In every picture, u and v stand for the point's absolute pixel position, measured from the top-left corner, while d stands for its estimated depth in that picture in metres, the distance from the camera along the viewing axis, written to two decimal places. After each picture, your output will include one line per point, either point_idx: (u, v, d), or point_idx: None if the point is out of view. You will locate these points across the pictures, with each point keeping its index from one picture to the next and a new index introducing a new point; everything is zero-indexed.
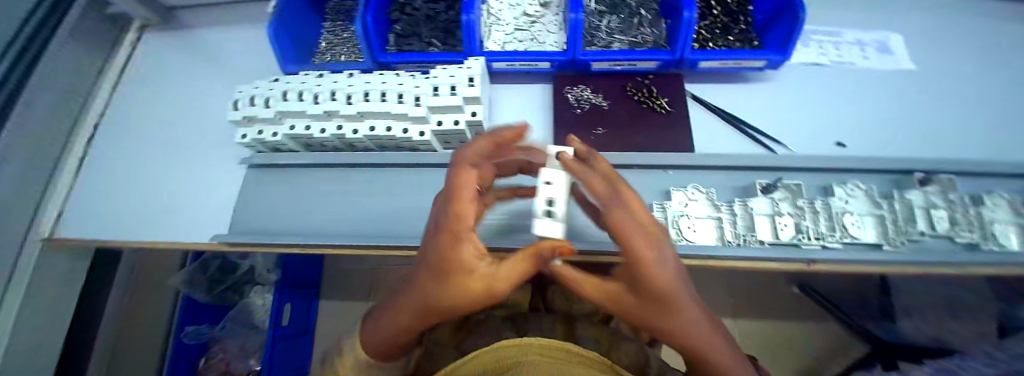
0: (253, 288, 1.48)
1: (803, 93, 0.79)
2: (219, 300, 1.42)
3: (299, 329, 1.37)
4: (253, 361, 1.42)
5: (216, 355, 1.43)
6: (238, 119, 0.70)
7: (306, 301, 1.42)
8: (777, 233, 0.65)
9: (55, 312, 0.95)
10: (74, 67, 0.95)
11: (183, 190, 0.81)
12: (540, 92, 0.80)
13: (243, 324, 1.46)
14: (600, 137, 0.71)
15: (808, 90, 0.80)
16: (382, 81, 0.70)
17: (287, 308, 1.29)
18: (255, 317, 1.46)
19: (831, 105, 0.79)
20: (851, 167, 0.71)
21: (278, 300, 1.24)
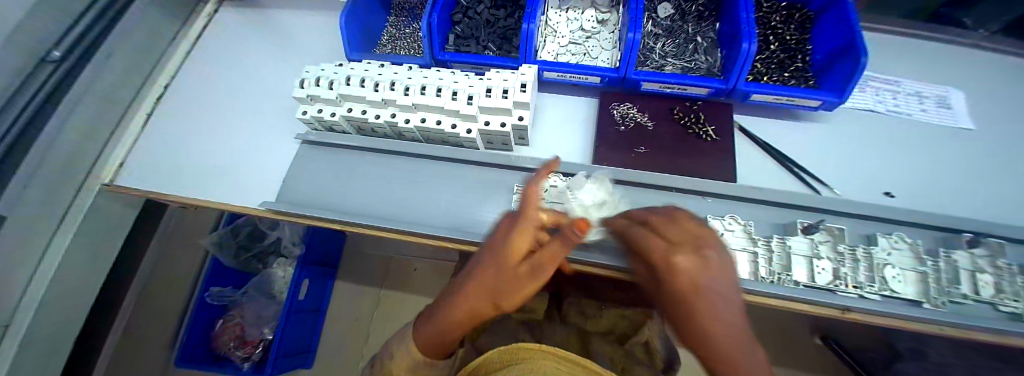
0: (277, 259, 1.57)
1: (853, 139, 0.78)
2: (244, 267, 1.51)
3: (314, 303, 1.41)
4: (266, 329, 1.48)
5: (232, 318, 1.49)
6: (302, 97, 0.75)
7: (324, 278, 1.47)
8: (815, 276, 0.64)
9: (102, 252, 1.02)
10: (154, 32, 1.04)
11: (238, 155, 0.86)
12: (586, 105, 0.82)
13: (261, 292, 1.52)
14: (642, 156, 0.72)
15: (858, 136, 0.79)
16: (439, 78, 0.74)
17: (305, 283, 1.34)
18: (273, 286, 1.53)
19: (881, 153, 0.77)
20: (897, 218, 0.69)
21: (300, 274, 1.29)
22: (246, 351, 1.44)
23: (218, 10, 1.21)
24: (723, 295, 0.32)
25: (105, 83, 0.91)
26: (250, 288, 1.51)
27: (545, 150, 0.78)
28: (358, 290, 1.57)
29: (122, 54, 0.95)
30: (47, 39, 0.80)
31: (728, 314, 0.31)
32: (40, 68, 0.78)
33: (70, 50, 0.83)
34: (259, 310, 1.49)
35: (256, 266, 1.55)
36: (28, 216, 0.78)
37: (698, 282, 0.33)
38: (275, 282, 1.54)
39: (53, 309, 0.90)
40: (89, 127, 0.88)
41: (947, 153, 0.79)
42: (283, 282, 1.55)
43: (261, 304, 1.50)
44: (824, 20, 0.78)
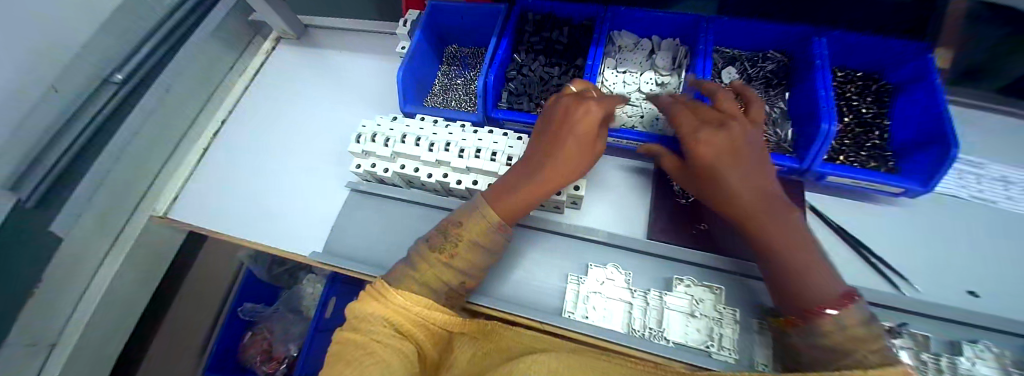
0: (307, 275, 1.57)
1: (932, 226, 0.72)
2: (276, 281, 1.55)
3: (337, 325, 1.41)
4: (292, 346, 1.48)
5: (261, 333, 1.49)
6: (357, 152, 0.76)
7: (349, 300, 1.47)
8: None
9: (151, 275, 1.08)
10: (207, 64, 1.10)
11: (291, 198, 0.88)
12: (641, 171, 0.79)
13: (290, 308, 1.54)
14: (704, 234, 0.69)
15: (937, 223, 0.72)
16: (494, 140, 0.73)
17: (332, 303, 1.37)
18: (300, 302, 1.52)
19: (969, 241, 0.70)
20: (986, 325, 0.61)
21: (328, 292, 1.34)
22: (270, 367, 1.44)
23: (275, 47, 1.24)
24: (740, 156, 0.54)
25: (159, 118, 0.99)
26: (281, 305, 1.54)
27: (596, 218, 0.75)
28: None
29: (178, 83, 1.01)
30: (111, 63, 0.94)
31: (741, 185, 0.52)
32: (101, 88, 0.93)
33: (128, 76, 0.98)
34: (286, 326, 1.49)
35: (288, 280, 1.58)
36: (78, 242, 0.86)
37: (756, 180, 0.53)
38: (303, 298, 1.53)
39: (102, 328, 0.96)
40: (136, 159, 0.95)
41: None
42: (311, 298, 1.53)
43: (287, 320, 1.51)
44: (908, 95, 0.73)
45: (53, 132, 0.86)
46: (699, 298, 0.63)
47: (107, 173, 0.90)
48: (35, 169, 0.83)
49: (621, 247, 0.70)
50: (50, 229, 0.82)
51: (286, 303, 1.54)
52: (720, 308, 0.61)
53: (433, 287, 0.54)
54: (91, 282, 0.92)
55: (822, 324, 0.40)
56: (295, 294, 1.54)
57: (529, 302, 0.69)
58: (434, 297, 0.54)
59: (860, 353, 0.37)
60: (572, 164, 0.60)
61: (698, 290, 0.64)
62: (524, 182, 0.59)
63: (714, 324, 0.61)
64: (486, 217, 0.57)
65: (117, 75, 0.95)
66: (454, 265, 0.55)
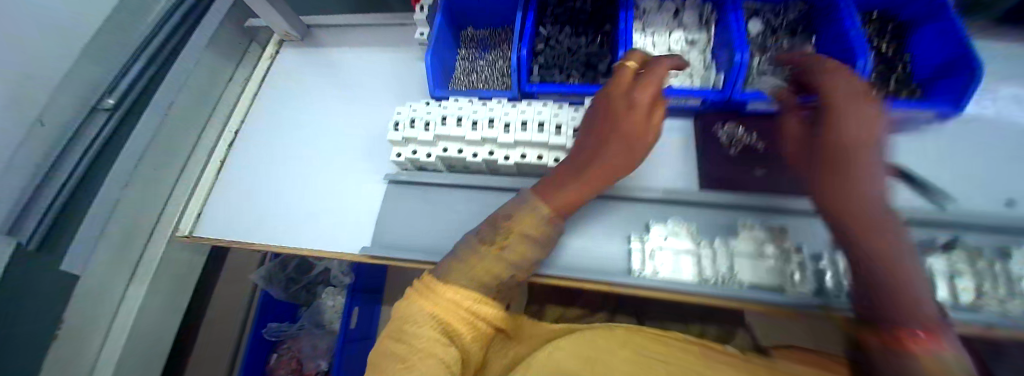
0: (326, 289, 1.54)
1: (960, 147, 0.75)
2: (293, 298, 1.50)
3: (363, 333, 1.39)
4: (322, 361, 1.45)
5: (288, 352, 1.47)
6: (398, 140, 0.75)
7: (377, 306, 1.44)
8: (957, 294, 0.62)
9: (174, 297, 1.06)
10: (210, 77, 1.07)
11: (329, 200, 0.86)
12: (680, 128, 0.79)
13: (314, 323, 1.50)
14: (757, 179, 0.70)
15: (964, 143, 0.76)
16: (537, 112, 0.73)
17: (355, 312, 1.36)
18: (323, 317, 1.50)
19: (997, 156, 0.74)
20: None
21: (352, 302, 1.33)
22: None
23: (279, 49, 1.18)
24: (849, 128, 0.52)
25: (167, 135, 0.95)
26: (306, 321, 1.50)
27: (647, 177, 0.75)
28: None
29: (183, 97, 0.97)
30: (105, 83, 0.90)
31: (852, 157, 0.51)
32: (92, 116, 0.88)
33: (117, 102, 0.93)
34: (313, 342, 1.46)
35: (306, 297, 1.53)
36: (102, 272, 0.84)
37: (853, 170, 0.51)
38: (325, 312, 1.51)
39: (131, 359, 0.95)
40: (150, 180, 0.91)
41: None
42: (333, 311, 1.51)
43: (317, 336, 1.48)
44: (921, 30, 0.76)
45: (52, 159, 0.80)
46: (762, 240, 0.64)
47: (121, 195, 0.85)
48: (40, 197, 0.78)
49: (677, 202, 0.70)
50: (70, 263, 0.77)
51: (310, 318, 1.50)
52: (784, 245, 0.63)
53: (484, 281, 0.53)
54: (118, 309, 0.90)
55: (886, 288, 0.42)
56: (317, 308, 1.52)
57: (593, 267, 0.69)
58: (484, 290, 0.53)
59: (920, 322, 0.38)
60: (620, 162, 0.59)
61: (760, 232, 0.65)
62: (573, 179, 0.59)
63: (784, 262, 0.62)
64: (534, 209, 0.57)
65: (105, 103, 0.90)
66: (506, 255, 0.54)
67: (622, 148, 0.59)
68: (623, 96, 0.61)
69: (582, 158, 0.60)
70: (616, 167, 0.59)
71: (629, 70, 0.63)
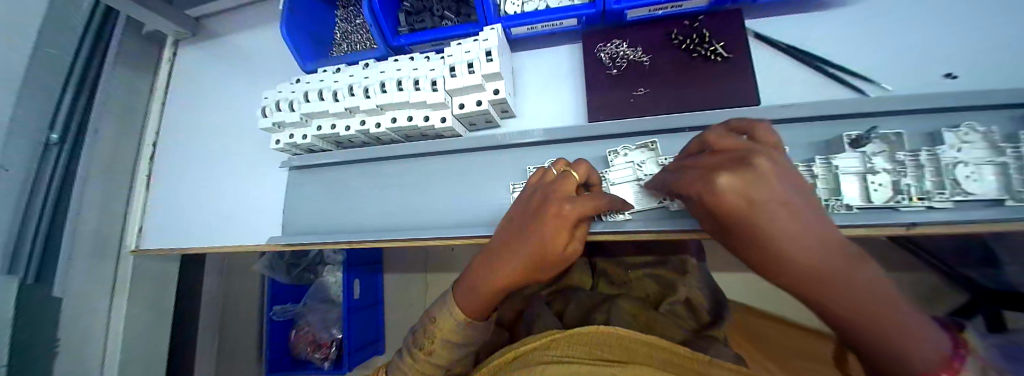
0: (325, 267, 1.50)
1: (898, 17, 0.65)
2: (298, 281, 1.48)
3: (368, 301, 1.45)
4: (335, 329, 1.43)
5: (303, 327, 1.46)
6: (269, 126, 0.72)
7: (371, 275, 1.50)
8: (870, 195, 0.56)
9: (160, 303, 1.09)
10: (127, 95, 1.02)
11: (241, 196, 0.88)
12: (566, 54, 0.69)
13: (320, 299, 1.48)
14: (642, 99, 0.61)
15: (903, 11, 0.65)
16: (397, 68, 0.66)
17: (357, 283, 1.39)
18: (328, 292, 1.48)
19: (934, 24, 0.63)
20: (956, 105, 0.56)
21: (348, 276, 1.34)
22: (323, 353, 1.40)
23: (177, 50, 1.12)
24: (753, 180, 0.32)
25: (103, 160, 0.96)
26: (310, 299, 1.47)
27: (530, 118, 0.69)
28: (407, 281, 1.59)
29: (105, 122, 0.95)
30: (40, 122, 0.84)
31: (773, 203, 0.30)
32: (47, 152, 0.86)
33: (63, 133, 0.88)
34: (323, 315, 1.44)
35: (309, 277, 1.51)
36: (85, 294, 0.92)
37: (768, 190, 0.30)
38: (330, 287, 1.49)
39: (136, 364, 1.04)
40: (102, 202, 0.96)
41: None
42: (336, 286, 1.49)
43: (324, 310, 1.46)
44: None
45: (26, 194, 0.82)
46: (640, 163, 0.59)
47: (75, 229, 0.90)
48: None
49: (560, 141, 0.64)
50: (50, 290, 0.85)
51: (313, 295, 1.48)
52: (662, 161, 0.57)
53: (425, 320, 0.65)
54: (109, 324, 0.97)
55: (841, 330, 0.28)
56: (320, 285, 1.50)
57: (484, 222, 0.67)
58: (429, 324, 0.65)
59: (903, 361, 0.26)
60: (530, 263, 0.50)
61: (637, 153, 0.59)
62: (488, 279, 0.52)
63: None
64: (453, 314, 0.55)
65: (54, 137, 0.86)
66: (433, 360, 0.57)
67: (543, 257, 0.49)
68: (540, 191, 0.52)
69: (497, 258, 0.53)
70: (531, 265, 0.50)
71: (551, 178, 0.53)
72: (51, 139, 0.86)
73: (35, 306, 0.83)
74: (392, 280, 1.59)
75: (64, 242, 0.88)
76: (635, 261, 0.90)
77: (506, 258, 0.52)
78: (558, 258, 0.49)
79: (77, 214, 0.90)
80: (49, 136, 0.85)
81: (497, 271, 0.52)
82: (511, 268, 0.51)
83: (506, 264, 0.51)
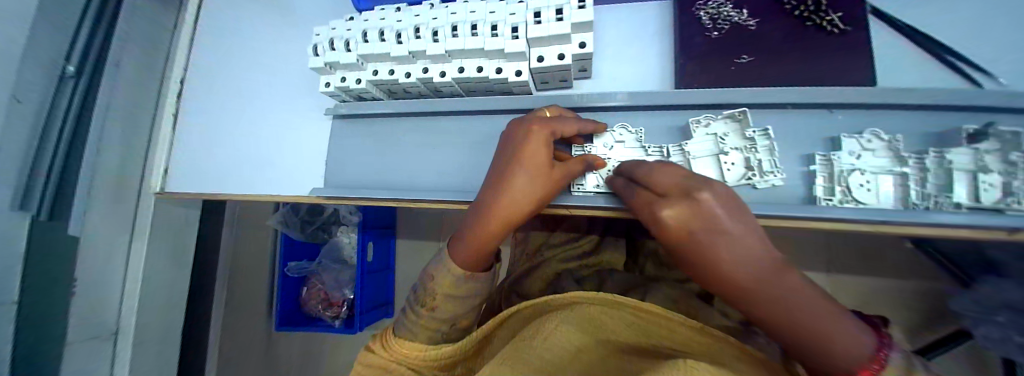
0: (339, 228, 1.47)
1: None
2: (311, 239, 1.44)
3: (381, 264, 1.44)
4: (347, 290, 1.41)
5: (315, 284, 1.44)
6: (321, 66, 0.66)
7: (385, 240, 1.47)
8: (979, 195, 0.52)
9: (179, 249, 1.06)
10: (152, 27, 0.94)
11: (277, 143, 0.83)
12: (657, 13, 0.63)
13: (333, 259, 1.46)
14: (745, 68, 0.55)
15: None
16: (470, 11, 0.60)
17: (371, 246, 1.36)
18: (343, 253, 1.45)
19: None
20: None
21: (364, 238, 1.29)
22: (333, 311, 1.38)
23: None
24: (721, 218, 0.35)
25: (126, 96, 0.89)
26: (323, 257, 1.45)
27: (606, 81, 0.63)
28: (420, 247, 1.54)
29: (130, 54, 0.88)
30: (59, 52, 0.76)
31: (738, 243, 0.35)
32: (62, 85, 0.77)
33: (80, 63, 0.80)
34: (336, 275, 1.42)
35: (324, 236, 1.48)
36: (103, 236, 0.87)
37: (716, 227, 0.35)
38: (343, 248, 1.46)
39: (154, 311, 1.01)
40: (125, 140, 0.90)
41: None
42: (350, 248, 1.47)
43: (336, 270, 1.43)
44: None
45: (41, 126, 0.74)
46: (723, 135, 0.56)
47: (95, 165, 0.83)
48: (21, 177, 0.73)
49: (642, 108, 0.59)
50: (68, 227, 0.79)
51: (327, 254, 1.45)
52: (749, 135, 0.54)
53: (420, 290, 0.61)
54: (128, 265, 0.94)
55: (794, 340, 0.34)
56: (334, 245, 1.47)
57: None
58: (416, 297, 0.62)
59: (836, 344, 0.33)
60: (501, 214, 0.51)
61: (722, 124, 0.55)
62: (466, 227, 0.55)
63: (746, 154, 0.55)
64: (448, 270, 0.56)
65: (70, 68, 0.78)
66: (435, 316, 0.57)
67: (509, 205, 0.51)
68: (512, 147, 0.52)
69: (473, 214, 0.54)
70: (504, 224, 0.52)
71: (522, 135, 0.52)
72: (67, 71, 0.77)
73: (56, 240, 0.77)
74: (404, 246, 1.56)
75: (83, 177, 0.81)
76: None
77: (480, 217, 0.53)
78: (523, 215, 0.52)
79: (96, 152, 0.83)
80: (65, 68, 0.77)
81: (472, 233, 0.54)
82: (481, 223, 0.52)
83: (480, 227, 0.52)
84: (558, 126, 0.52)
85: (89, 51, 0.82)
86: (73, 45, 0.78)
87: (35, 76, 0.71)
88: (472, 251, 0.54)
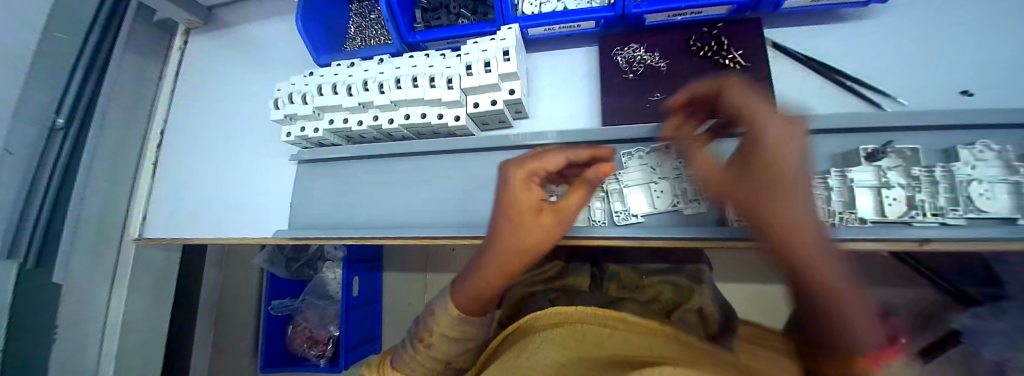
0: (324, 263, 1.47)
1: (915, 32, 0.65)
2: (296, 276, 1.45)
3: (367, 299, 1.43)
4: (332, 327, 1.41)
5: (300, 322, 1.44)
6: (281, 118, 0.72)
7: (371, 273, 1.48)
8: (884, 209, 0.55)
9: (162, 292, 1.08)
10: (138, 83, 1.01)
11: (248, 188, 0.87)
12: (583, 57, 0.70)
13: (318, 295, 1.46)
14: (658, 104, 0.61)
15: (921, 27, 0.65)
16: (413, 65, 0.66)
17: (356, 281, 1.36)
18: (327, 289, 1.45)
19: (951, 42, 0.63)
20: (993, 121, 0.53)
21: (348, 273, 1.32)
22: (319, 350, 1.39)
23: (188, 39, 1.10)
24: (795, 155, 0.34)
25: (110, 148, 0.94)
26: (307, 294, 1.45)
27: (540, 119, 0.69)
28: (403, 280, 1.52)
29: (114, 110, 0.94)
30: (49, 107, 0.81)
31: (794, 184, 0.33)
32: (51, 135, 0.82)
33: (69, 116, 0.86)
34: (320, 312, 1.42)
35: (308, 272, 1.48)
36: (84, 284, 0.90)
37: (783, 153, 0.33)
38: (328, 284, 1.46)
39: (133, 356, 1.02)
40: (107, 190, 0.94)
41: None
42: (335, 283, 1.47)
43: (320, 307, 1.43)
44: None
45: (30, 179, 0.79)
46: (652, 165, 0.60)
47: (78, 217, 0.87)
48: (24, 227, 0.78)
49: (573, 144, 0.64)
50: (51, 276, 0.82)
51: (312, 291, 1.46)
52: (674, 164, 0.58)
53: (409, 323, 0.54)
54: (109, 313, 0.96)
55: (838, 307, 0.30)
56: (319, 281, 1.47)
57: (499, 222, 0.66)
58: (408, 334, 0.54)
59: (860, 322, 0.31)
60: (504, 255, 0.46)
61: (652, 156, 0.60)
62: (476, 273, 0.48)
63: (672, 183, 0.59)
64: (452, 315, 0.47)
65: (60, 121, 0.83)
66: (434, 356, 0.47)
67: (509, 243, 0.46)
68: (515, 182, 0.46)
69: (483, 254, 0.49)
70: (507, 267, 0.47)
71: (522, 173, 0.46)
72: (57, 124, 0.82)
73: (37, 290, 0.80)
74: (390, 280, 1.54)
75: (65, 229, 0.85)
76: (649, 267, 0.88)
77: (487, 261, 0.47)
78: (527, 253, 0.46)
79: (80, 203, 0.87)
80: (55, 121, 0.82)
81: (478, 280, 0.47)
82: (488, 265, 0.47)
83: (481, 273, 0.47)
84: (541, 163, 0.46)
85: (77, 106, 0.87)
86: (64, 102, 0.84)
87: (23, 129, 0.76)
88: (482, 295, 0.46)
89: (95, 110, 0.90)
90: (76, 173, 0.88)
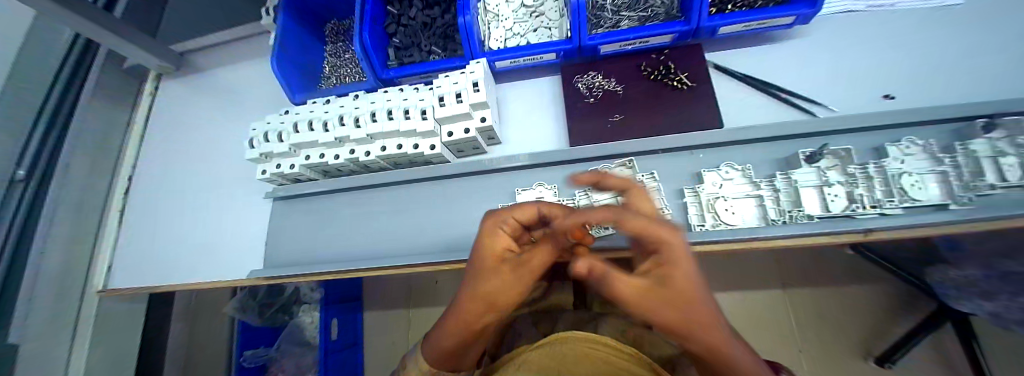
0: (300, 307, 1.39)
1: (833, 49, 0.75)
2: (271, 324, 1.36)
3: (348, 340, 1.37)
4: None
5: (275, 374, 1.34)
6: (256, 157, 0.73)
7: (351, 314, 1.42)
8: (828, 205, 0.59)
9: (126, 349, 1.01)
10: (106, 130, 0.99)
11: (220, 230, 0.85)
12: (548, 85, 0.75)
13: (296, 342, 1.37)
14: (618, 124, 0.66)
15: (837, 45, 0.75)
16: (387, 99, 0.69)
17: (335, 323, 1.30)
18: (305, 335, 1.36)
19: (864, 56, 0.73)
20: (905, 121, 0.61)
21: (326, 315, 1.26)
22: None
23: (158, 84, 1.10)
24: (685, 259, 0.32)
25: (74, 198, 0.90)
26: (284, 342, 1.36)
27: (512, 144, 0.73)
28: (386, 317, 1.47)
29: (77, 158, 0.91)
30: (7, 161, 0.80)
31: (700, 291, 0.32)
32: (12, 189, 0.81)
33: (31, 169, 0.85)
34: (297, 360, 1.33)
35: (283, 317, 1.38)
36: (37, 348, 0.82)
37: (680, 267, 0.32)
38: (305, 329, 1.37)
39: None
40: (68, 242, 0.88)
41: (949, 31, 0.71)
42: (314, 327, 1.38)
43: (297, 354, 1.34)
44: None
45: None
46: None
47: (35, 274, 0.82)
48: None
49: (545, 164, 0.67)
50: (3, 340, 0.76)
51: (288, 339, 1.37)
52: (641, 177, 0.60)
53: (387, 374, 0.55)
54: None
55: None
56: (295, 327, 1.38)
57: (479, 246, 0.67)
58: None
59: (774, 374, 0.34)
60: (472, 312, 0.43)
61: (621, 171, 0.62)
62: (440, 326, 0.45)
63: None
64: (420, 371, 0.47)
65: (21, 173, 0.82)
66: None
67: (476, 298, 0.43)
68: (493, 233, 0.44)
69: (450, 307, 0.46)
70: (475, 324, 0.43)
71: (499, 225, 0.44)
72: (18, 175, 0.81)
73: None
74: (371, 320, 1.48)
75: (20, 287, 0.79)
76: None
77: (451, 319, 0.44)
78: (498, 310, 0.44)
79: (37, 259, 0.82)
80: (16, 173, 0.81)
81: (441, 333, 0.45)
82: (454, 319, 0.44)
83: (448, 328, 0.44)
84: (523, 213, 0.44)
85: (40, 157, 0.87)
86: (26, 152, 0.84)
87: None
88: (450, 349, 0.44)
89: (58, 161, 0.89)
90: (35, 227, 0.84)
